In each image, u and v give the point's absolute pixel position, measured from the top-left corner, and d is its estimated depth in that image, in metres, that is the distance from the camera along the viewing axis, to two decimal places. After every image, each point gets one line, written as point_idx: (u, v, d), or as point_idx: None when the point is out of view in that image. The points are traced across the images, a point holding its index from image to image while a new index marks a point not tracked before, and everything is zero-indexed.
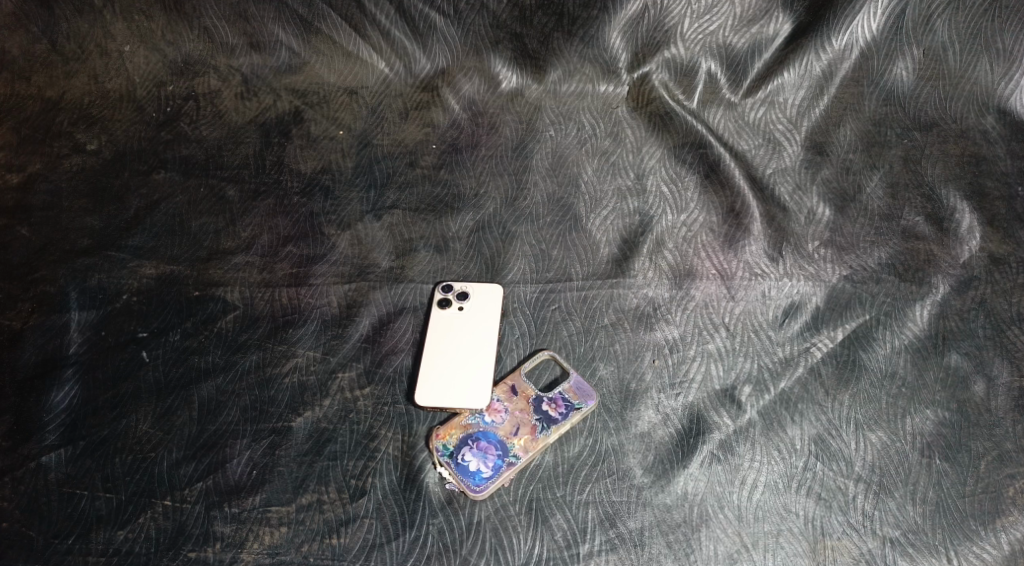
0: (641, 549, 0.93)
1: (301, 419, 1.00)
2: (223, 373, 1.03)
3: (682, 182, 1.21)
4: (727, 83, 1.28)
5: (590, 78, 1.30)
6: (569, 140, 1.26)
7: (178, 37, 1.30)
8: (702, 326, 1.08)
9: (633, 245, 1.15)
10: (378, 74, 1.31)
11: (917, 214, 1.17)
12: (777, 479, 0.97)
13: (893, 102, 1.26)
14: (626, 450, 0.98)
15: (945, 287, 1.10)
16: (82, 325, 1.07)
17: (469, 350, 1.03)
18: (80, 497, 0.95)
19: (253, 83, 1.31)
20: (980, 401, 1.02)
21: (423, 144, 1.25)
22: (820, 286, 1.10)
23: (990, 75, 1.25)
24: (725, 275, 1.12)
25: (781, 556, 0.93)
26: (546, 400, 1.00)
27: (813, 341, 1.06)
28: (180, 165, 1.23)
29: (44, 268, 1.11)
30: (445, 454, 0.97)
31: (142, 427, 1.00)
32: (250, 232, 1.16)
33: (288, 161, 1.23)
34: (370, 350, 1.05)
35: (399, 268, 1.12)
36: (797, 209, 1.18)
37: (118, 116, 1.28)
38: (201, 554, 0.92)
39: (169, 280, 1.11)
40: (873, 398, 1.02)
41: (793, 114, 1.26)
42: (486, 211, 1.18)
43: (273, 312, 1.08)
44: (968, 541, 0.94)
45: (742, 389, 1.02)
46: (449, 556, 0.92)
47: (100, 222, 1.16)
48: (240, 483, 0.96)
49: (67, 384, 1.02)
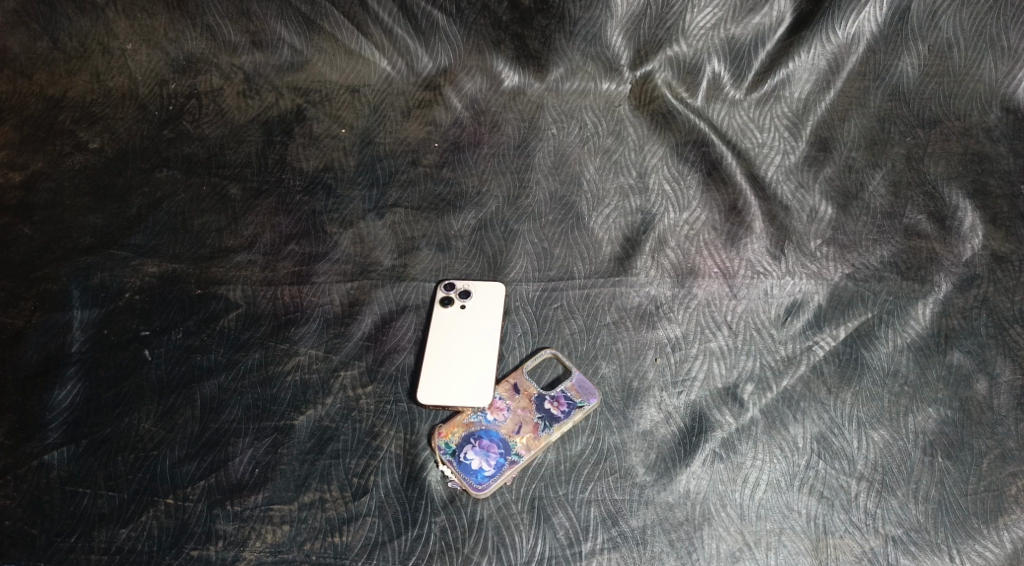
0: (643, 547, 0.93)
1: (303, 418, 1.00)
2: (225, 372, 1.03)
3: (684, 181, 1.21)
4: (728, 81, 1.28)
5: (592, 75, 1.30)
6: (571, 138, 1.26)
7: (179, 35, 1.30)
8: (705, 324, 1.08)
9: (635, 243, 1.15)
10: (379, 71, 1.31)
11: (919, 212, 1.17)
12: (780, 477, 0.97)
13: (896, 99, 1.26)
14: (628, 448, 0.99)
15: (947, 285, 1.10)
16: (84, 323, 1.07)
17: (471, 349, 1.03)
18: (82, 496, 0.95)
19: (255, 80, 1.31)
20: (982, 399, 1.02)
21: (425, 142, 1.26)
22: (822, 285, 1.10)
23: (997, 70, 1.26)
24: (727, 274, 1.12)
25: (784, 554, 0.93)
26: (548, 398, 1.00)
27: (816, 340, 1.06)
28: (182, 163, 1.22)
29: (46, 267, 1.11)
30: (447, 452, 0.96)
31: (144, 426, 1.00)
32: (252, 231, 1.16)
33: (291, 159, 1.23)
34: (373, 349, 1.05)
35: (401, 267, 1.12)
36: (799, 207, 1.18)
37: (120, 114, 1.27)
38: (203, 552, 0.92)
39: (171, 278, 1.11)
40: (876, 396, 1.02)
41: (796, 112, 1.26)
42: (488, 210, 1.18)
43: (275, 310, 1.08)
44: (970, 539, 0.94)
45: (744, 387, 1.02)
46: (452, 554, 0.92)
47: (102, 220, 1.16)
48: (242, 481, 0.96)
49: (69, 382, 1.02)
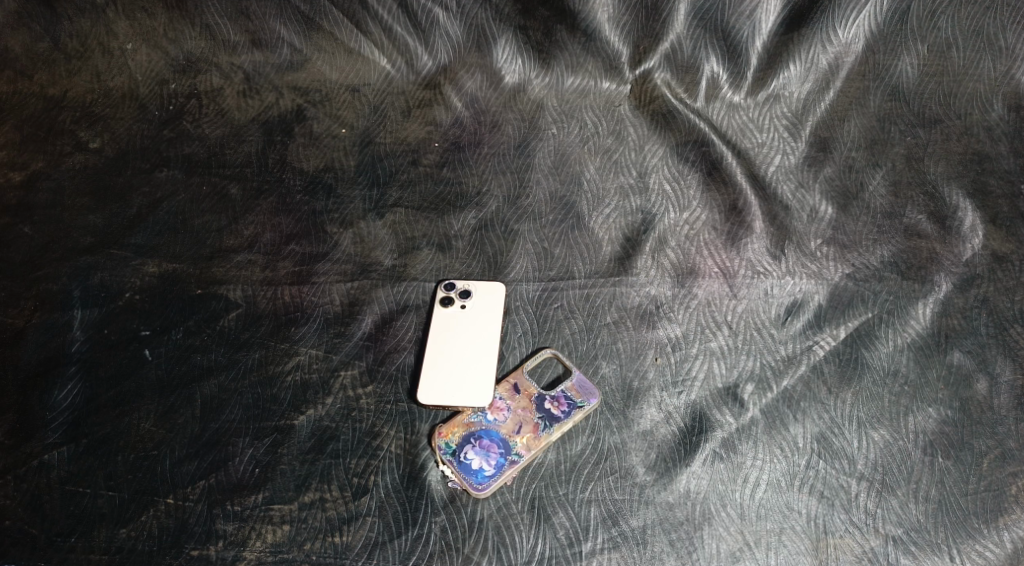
0: (643, 547, 0.93)
1: (303, 417, 1.00)
2: (226, 371, 1.03)
3: (684, 181, 1.21)
4: (728, 81, 1.28)
5: (592, 74, 1.30)
6: (571, 138, 1.26)
7: (179, 34, 1.30)
8: (705, 324, 1.08)
9: (635, 243, 1.15)
10: (379, 70, 1.31)
11: (920, 212, 1.17)
12: (780, 477, 0.97)
13: (896, 98, 1.26)
14: (628, 449, 0.99)
15: (947, 285, 1.10)
16: (84, 323, 1.07)
17: (471, 349, 1.03)
18: (82, 496, 0.95)
19: (255, 80, 1.31)
20: (983, 399, 1.02)
21: (426, 141, 1.26)
22: (823, 285, 1.10)
23: (995, 71, 1.26)
24: (727, 274, 1.12)
25: (784, 554, 0.93)
26: (548, 398, 1.00)
27: (816, 340, 1.06)
28: (182, 163, 1.22)
29: (46, 268, 1.11)
30: (447, 451, 0.96)
31: (145, 425, 1.00)
32: (252, 230, 1.16)
33: (291, 159, 1.23)
34: (373, 349, 1.05)
35: (401, 266, 1.12)
36: (799, 207, 1.18)
37: (120, 114, 1.27)
38: (203, 552, 0.92)
39: (171, 278, 1.11)
40: (876, 396, 1.02)
41: (795, 113, 1.26)
42: (488, 210, 1.18)
43: (276, 310, 1.08)
44: (970, 539, 0.94)
45: (744, 387, 1.02)
46: (452, 555, 0.92)
47: (102, 220, 1.16)
48: (243, 481, 0.96)
49: (69, 382, 1.02)
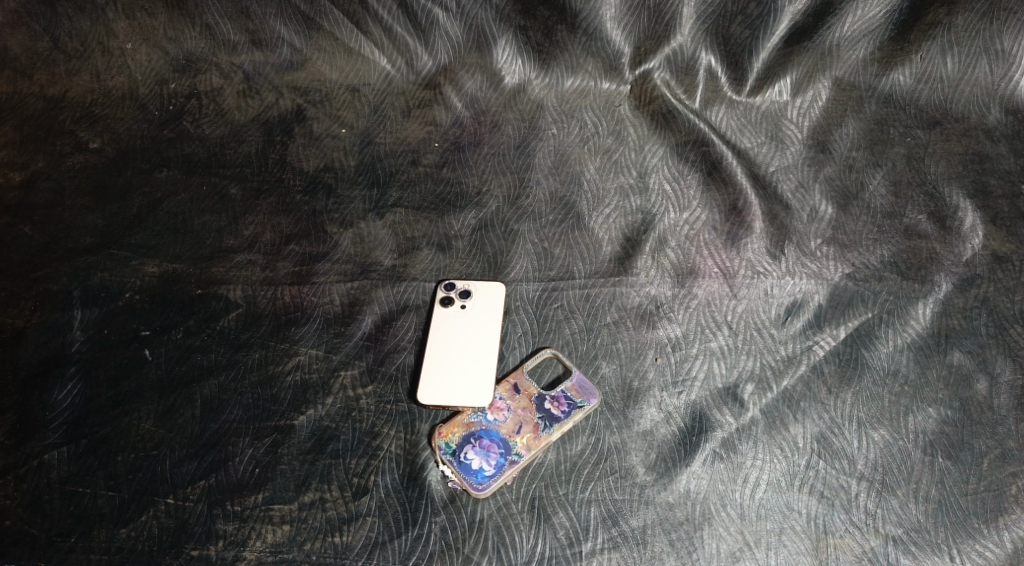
0: (643, 547, 0.93)
1: (302, 418, 1.00)
2: (225, 372, 1.03)
3: (684, 180, 1.21)
4: (728, 81, 1.28)
5: (592, 75, 1.30)
6: (571, 138, 1.26)
7: (179, 34, 1.30)
8: (705, 324, 1.08)
9: (635, 243, 1.15)
10: (379, 71, 1.31)
11: (920, 212, 1.17)
12: (780, 476, 0.97)
13: (896, 100, 1.27)
14: (628, 448, 0.99)
15: (947, 285, 1.10)
16: (84, 324, 1.07)
17: (471, 349, 1.03)
18: (82, 496, 0.95)
19: (255, 80, 1.31)
20: (983, 399, 1.02)
21: (425, 142, 1.26)
22: (823, 285, 1.10)
23: (995, 72, 1.26)
24: (727, 274, 1.12)
25: (784, 554, 0.93)
26: (548, 398, 1.00)
27: (816, 340, 1.06)
28: (182, 163, 1.22)
29: (45, 268, 1.11)
30: (448, 451, 0.96)
31: (145, 425, 1.00)
32: (252, 230, 1.16)
33: (291, 159, 1.23)
34: (373, 348, 1.05)
35: (401, 266, 1.12)
36: (800, 207, 1.18)
37: (120, 114, 1.27)
38: (203, 552, 0.92)
39: (171, 278, 1.11)
40: (876, 397, 1.02)
41: (794, 114, 1.26)
42: (488, 210, 1.18)
43: (275, 310, 1.08)
44: (970, 539, 0.94)
45: (744, 387, 1.02)
46: (452, 555, 0.92)
47: (102, 219, 1.16)
48: (242, 481, 0.96)
49: (69, 382, 1.02)
